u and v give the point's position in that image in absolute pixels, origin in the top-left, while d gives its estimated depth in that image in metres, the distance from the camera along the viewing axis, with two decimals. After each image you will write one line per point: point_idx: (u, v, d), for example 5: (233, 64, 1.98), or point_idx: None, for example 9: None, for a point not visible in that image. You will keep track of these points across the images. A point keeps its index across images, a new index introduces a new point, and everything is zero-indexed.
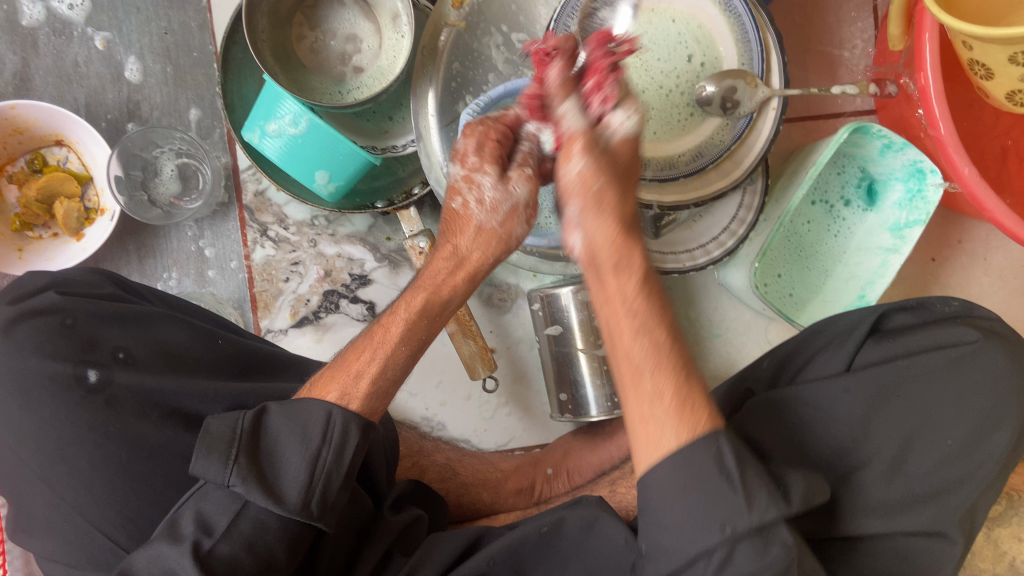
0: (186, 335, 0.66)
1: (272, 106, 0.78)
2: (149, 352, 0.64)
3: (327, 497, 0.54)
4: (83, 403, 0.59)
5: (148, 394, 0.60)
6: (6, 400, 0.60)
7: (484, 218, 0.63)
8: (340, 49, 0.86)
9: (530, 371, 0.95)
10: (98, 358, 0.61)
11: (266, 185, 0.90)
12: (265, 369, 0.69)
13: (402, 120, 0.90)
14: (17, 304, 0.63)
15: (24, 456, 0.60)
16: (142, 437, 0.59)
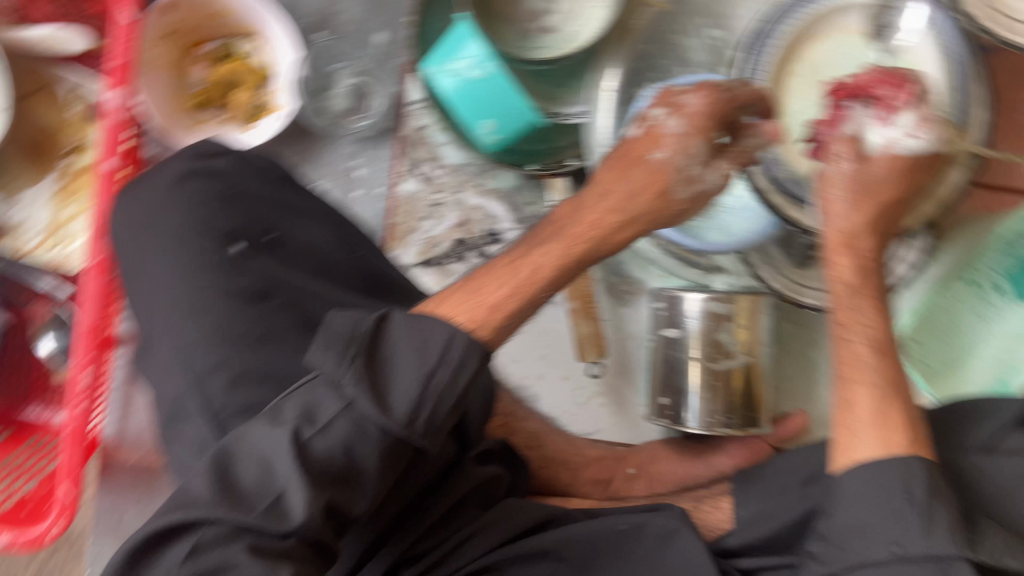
0: (330, 240, 0.67)
1: (457, 46, 0.80)
2: (291, 247, 0.65)
3: (432, 418, 0.50)
4: (216, 269, 0.61)
5: (276, 286, 0.61)
6: (154, 248, 0.62)
7: (677, 183, 0.62)
8: (535, 6, 0.85)
9: (634, 368, 0.93)
10: (248, 234, 0.63)
11: (428, 123, 0.92)
12: (391, 293, 0.70)
13: (577, 89, 0.88)
14: (199, 159, 0.65)
15: (154, 313, 0.61)
16: (259, 325, 0.59)
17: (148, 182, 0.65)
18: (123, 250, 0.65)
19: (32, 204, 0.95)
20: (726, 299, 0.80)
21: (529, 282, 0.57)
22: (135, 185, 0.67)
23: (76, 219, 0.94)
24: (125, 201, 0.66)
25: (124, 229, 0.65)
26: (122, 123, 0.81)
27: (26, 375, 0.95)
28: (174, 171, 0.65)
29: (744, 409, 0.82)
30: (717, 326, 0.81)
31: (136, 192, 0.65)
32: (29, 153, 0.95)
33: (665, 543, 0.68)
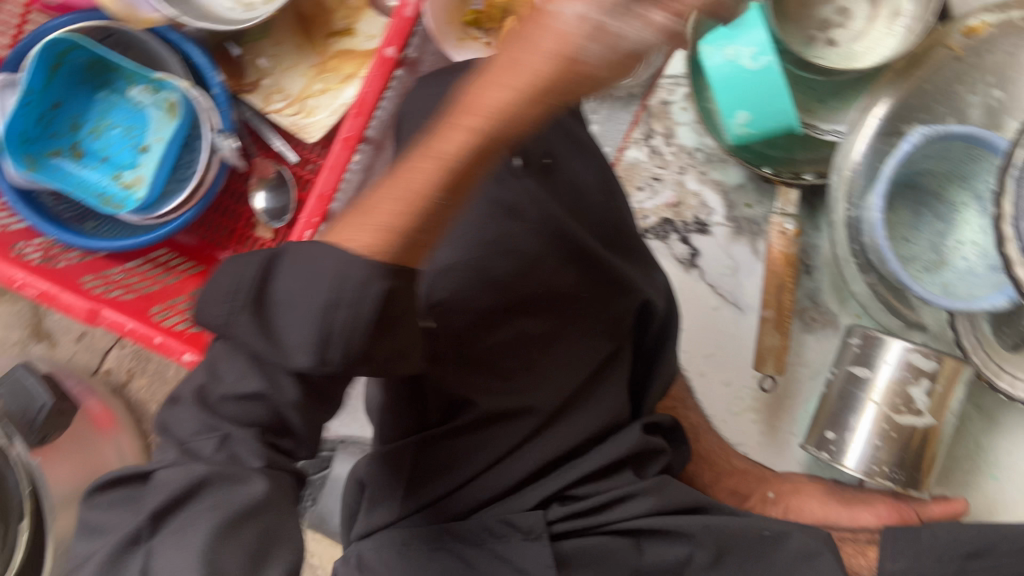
0: (594, 186, 0.68)
1: (742, 31, 0.80)
2: (564, 182, 0.65)
3: (342, 346, 0.40)
4: (497, 176, 0.60)
5: (536, 216, 0.61)
6: (440, 131, 0.63)
7: (659, 56, 0.33)
8: (826, 17, 0.87)
9: (798, 397, 0.92)
10: (536, 154, 0.63)
11: (675, 99, 0.93)
12: (626, 253, 0.70)
13: (835, 108, 0.88)
14: (514, 67, 0.67)
15: None
16: (502, 244, 0.59)
17: (456, 72, 0.67)
18: (407, 125, 0.66)
19: (287, 72, 1.01)
20: (931, 356, 0.79)
21: (529, 71, 0.32)
22: (440, 73, 0.69)
23: (322, 94, 1.00)
24: (426, 84, 0.68)
25: (416, 105, 0.66)
26: (406, 19, 0.85)
27: (234, 223, 1.03)
28: (487, 70, 0.66)
29: (912, 467, 0.81)
30: (913, 380, 0.80)
31: (441, 78, 0.67)
32: (298, 26, 1.02)
33: (806, 561, 0.65)
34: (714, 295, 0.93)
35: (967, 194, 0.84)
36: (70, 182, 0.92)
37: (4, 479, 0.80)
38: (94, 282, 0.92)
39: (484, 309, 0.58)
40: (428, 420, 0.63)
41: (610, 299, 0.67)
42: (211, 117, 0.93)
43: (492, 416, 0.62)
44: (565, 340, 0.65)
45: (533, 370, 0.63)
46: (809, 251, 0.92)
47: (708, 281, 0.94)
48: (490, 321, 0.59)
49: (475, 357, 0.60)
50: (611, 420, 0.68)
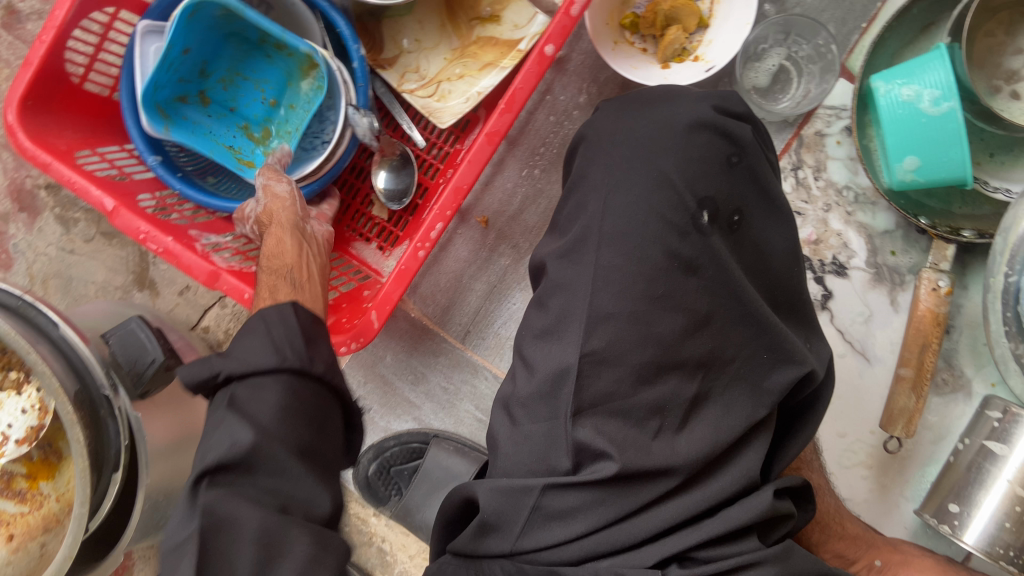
0: (781, 250, 0.64)
1: (923, 72, 0.76)
2: (750, 240, 0.62)
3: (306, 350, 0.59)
4: (681, 231, 0.59)
5: (719, 272, 0.59)
6: (631, 174, 0.60)
7: (292, 201, 0.85)
8: (1016, 67, 0.79)
9: (915, 457, 0.88)
10: (723, 211, 0.61)
11: (831, 131, 0.88)
12: (798, 320, 0.65)
13: (1002, 164, 0.83)
14: (718, 115, 0.63)
15: (597, 223, 0.60)
16: (676, 296, 0.58)
17: (657, 108, 0.64)
18: (593, 155, 0.64)
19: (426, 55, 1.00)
20: None
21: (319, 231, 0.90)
22: (633, 107, 0.65)
23: (456, 80, 0.98)
24: (616, 117, 0.65)
25: (607, 138, 0.64)
26: (572, 18, 0.79)
27: (354, 202, 1.03)
28: (692, 114, 0.62)
29: None
30: None
31: (636, 116, 0.64)
32: (444, 8, 1.00)
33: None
34: (841, 342, 0.89)
35: None
36: (204, 139, 0.90)
37: (103, 434, 0.67)
38: (211, 242, 0.90)
39: (642, 365, 0.57)
40: (558, 465, 0.59)
41: (771, 368, 0.61)
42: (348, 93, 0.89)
43: (626, 473, 0.57)
44: (716, 403, 0.60)
45: (678, 435, 0.59)
46: (951, 310, 0.87)
47: (837, 327, 0.89)
48: (647, 377, 0.58)
49: (626, 410, 0.58)
50: (744, 484, 0.63)
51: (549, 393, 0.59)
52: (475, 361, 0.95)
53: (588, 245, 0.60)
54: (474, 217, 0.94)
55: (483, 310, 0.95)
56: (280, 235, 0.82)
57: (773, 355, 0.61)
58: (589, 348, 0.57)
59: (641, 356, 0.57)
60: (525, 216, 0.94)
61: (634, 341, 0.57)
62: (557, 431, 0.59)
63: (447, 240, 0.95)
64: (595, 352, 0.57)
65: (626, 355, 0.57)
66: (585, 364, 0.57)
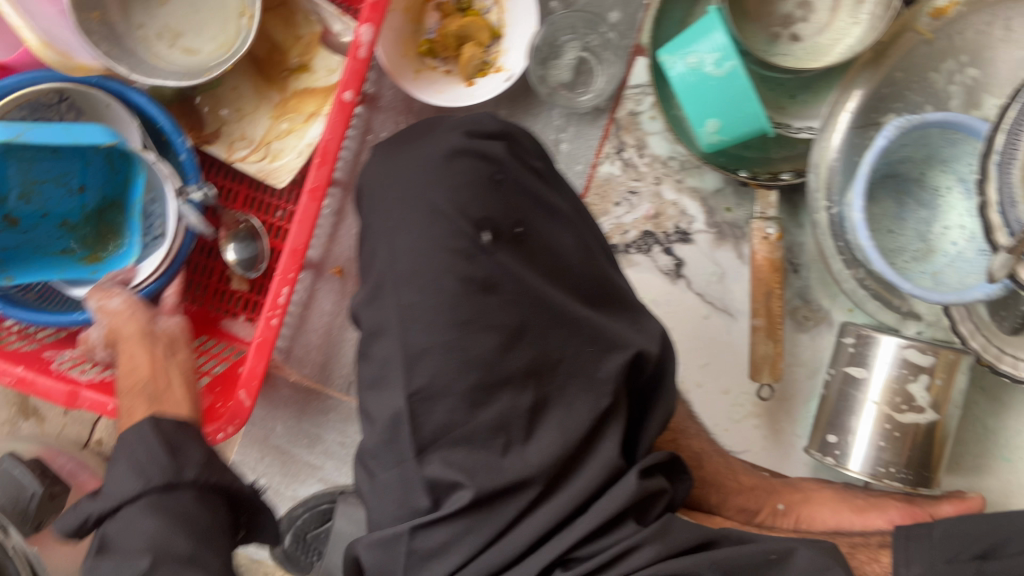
0: (574, 248, 0.66)
1: (701, 38, 0.78)
2: (539, 244, 0.65)
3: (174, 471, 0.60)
4: (467, 254, 0.61)
5: (515, 280, 0.61)
6: (406, 216, 0.63)
7: (139, 306, 0.79)
8: (788, 12, 0.82)
9: (797, 396, 0.91)
10: (502, 225, 0.63)
11: (642, 109, 0.90)
12: (616, 307, 0.67)
13: (804, 103, 0.86)
14: (470, 138, 0.65)
15: (396, 268, 0.62)
16: (484, 314, 0.59)
17: (419, 145, 0.66)
18: (373, 204, 0.66)
19: (246, 121, 0.98)
20: (927, 351, 0.78)
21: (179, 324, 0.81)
22: (397, 149, 0.67)
23: (284, 137, 0.97)
24: (384, 161, 0.67)
25: (381, 186, 0.66)
26: (362, 61, 0.79)
27: (208, 280, 1.00)
28: (448, 144, 0.64)
29: (920, 465, 0.79)
30: (912, 377, 0.78)
31: (400, 157, 0.66)
32: (254, 69, 0.98)
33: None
34: (703, 304, 0.91)
35: (952, 180, 0.81)
36: (44, 263, 0.80)
37: None
38: (67, 360, 0.85)
39: (469, 390, 0.58)
40: (418, 505, 0.59)
41: (601, 358, 0.63)
42: (174, 180, 0.82)
43: (482, 496, 0.58)
44: (559, 405, 0.62)
45: (527, 444, 0.60)
46: (794, 249, 0.90)
47: (696, 291, 0.91)
48: (478, 400, 0.59)
49: (469, 436, 0.59)
50: (609, 474, 0.64)
51: (391, 440, 0.60)
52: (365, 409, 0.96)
53: (390, 291, 0.61)
54: (330, 270, 0.93)
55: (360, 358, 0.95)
56: (135, 349, 0.75)
57: (594, 342, 0.63)
58: (415, 388, 0.59)
59: (466, 383, 0.58)
60: None
61: (455, 369, 0.58)
62: (408, 474, 0.60)
63: (307, 298, 0.94)
64: (420, 391, 0.59)
65: (451, 385, 0.58)
66: (415, 403, 0.59)
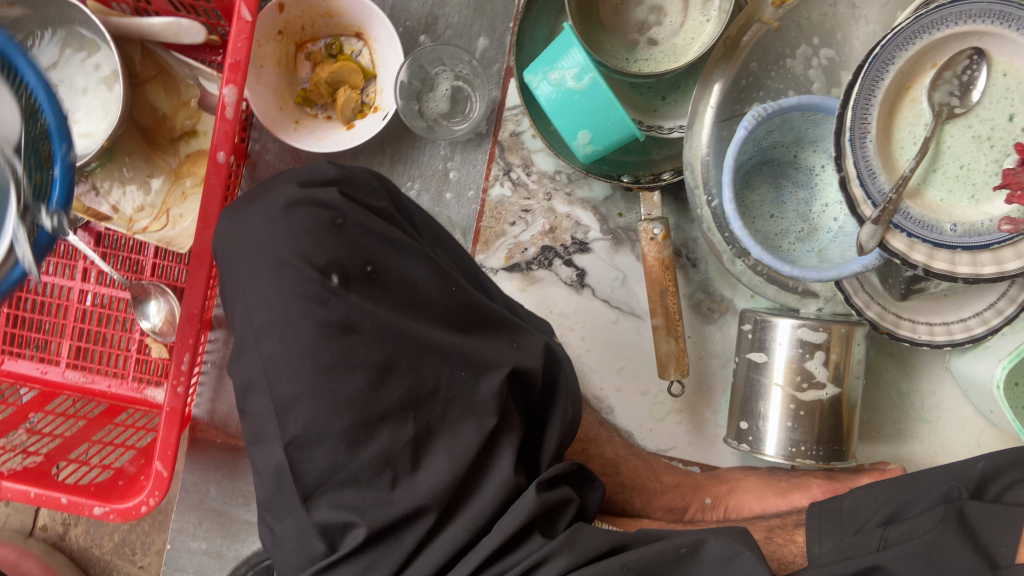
0: (431, 277, 0.65)
1: (559, 55, 0.81)
2: (394, 279, 0.63)
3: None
4: (320, 300, 0.59)
5: (372, 320, 0.60)
6: (255, 271, 0.62)
7: None
8: (643, 17, 0.84)
9: (714, 388, 0.92)
10: (351, 267, 0.62)
11: (523, 128, 0.92)
12: (488, 327, 0.67)
13: (675, 103, 0.88)
14: (305, 187, 0.63)
15: (255, 322, 0.61)
16: (348, 356, 0.59)
17: (259, 202, 0.65)
18: (227, 263, 0.65)
19: (140, 192, 0.98)
20: (817, 328, 0.79)
21: None
22: (242, 206, 0.67)
23: (183, 202, 0.99)
24: (229, 220, 0.66)
25: (231, 245, 0.65)
26: (230, 121, 0.81)
27: (123, 349, 1.03)
28: (285, 196, 0.63)
29: (830, 440, 0.80)
30: (808, 355, 0.79)
31: (242, 215, 0.65)
32: (142, 138, 0.98)
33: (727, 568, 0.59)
34: (611, 310, 0.93)
35: (823, 157, 0.83)
36: None
37: None
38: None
39: (345, 430, 0.59)
40: (315, 550, 0.60)
41: (477, 380, 0.63)
42: (19, 190, 0.56)
43: (375, 532, 0.59)
44: (442, 433, 0.62)
45: (415, 474, 0.61)
46: (688, 244, 0.91)
47: (601, 298, 0.93)
48: (357, 439, 0.59)
49: (355, 476, 0.60)
50: (506, 493, 0.63)
51: (279, 489, 0.60)
52: None
53: (253, 347, 0.61)
54: None
55: None
56: None
57: (466, 368, 0.63)
58: (290, 436, 0.59)
59: (341, 424, 0.59)
60: None
61: (328, 412, 0.59)
62: (300, 522, 0.60)
63: (223, 356, 0.96)
64: (295, 438, 0.59)
65: (327, 428, 0.59)
66: (293, 451, 0.59)
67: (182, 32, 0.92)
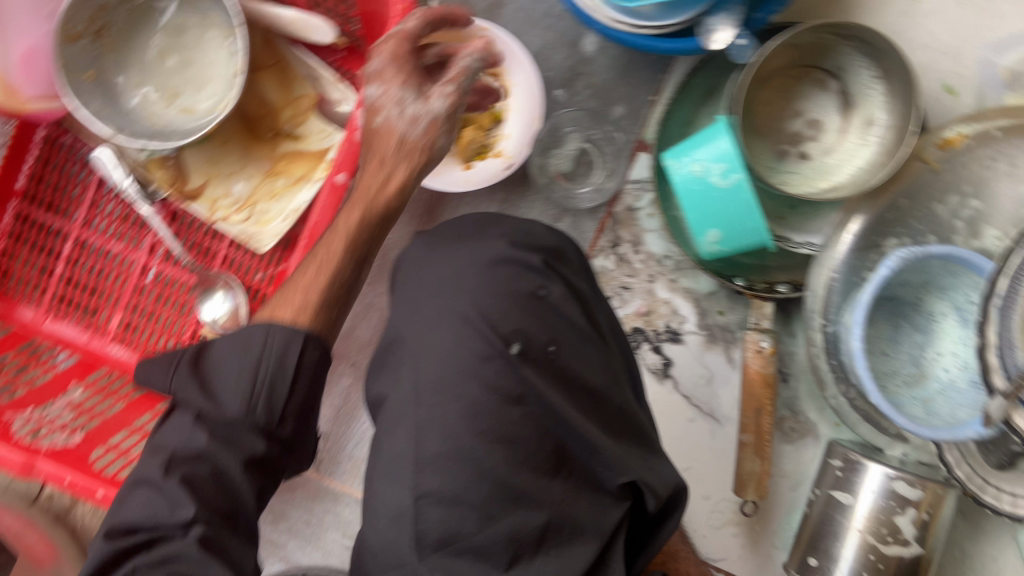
0: (599, 374, 0.64)
1: (710, 146, 0.77)
2: (569, 361, 0.63)
3: (271, 406, 0.60)
4: (497, 362, 0.60)
5: (541, 396, 0.60)
6: (440, 314, 0.62)
7: None
8: (797, 129, 0.82)
9: (778, 508, 0.89)
10: (535, 339, 0.62)
11: (641, 205, 0.88)
12: (633, 434, 0.66)
13: (805, 215, 0.85)
14: (516, 250, 0.65)
15: (420, 366, 0.61)
16: (510, 431, 0.59)
17: (462, 247, 0.66)
18: (402, 296, 0.66)
19: (229, 176, 0.93)
20: (914, 483, 0.77)
21: None
22: (443, 245, 0.67)
23: (268, 198, 0.93)
24: (430, 255, 0.67)
25: (416, 278, 0.66)
26: (358, 143, 0.77)
27: (174, 334, 0.98)
28: (493, 252, 0.65)
29: None
30: (898, 508, 0.77)
31: (448, 255, 0.66)
32: (243, 127, 0.94)
33: None
34: (689, 407, 0.89)
35: (945, 306, 0.81)
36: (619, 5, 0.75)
37: None
38: (21, 425, 0.85)
39: (482, 501, 0.57)
40: None
41: (612, 479, 0.62)
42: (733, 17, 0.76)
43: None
44: (568, 528, 0.59)
45: (535, 555, 0.57)
46: (785, 358, 0.88)
47: (682, 393, 0.89)
48: (491, 511, 0.57)
49: (479, 546, 0.56)
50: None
51: (390, 542, 0.57)
52: (334, 489, 0.92)
53: (412, 392, 0.61)
54: None
55: (334, 435, 0.92)
56: None
57: (608, 472, 0.62)
58: (424, 489, 0.57)
59: (479, 493, 0.57)
60: (359, 333, 0.91)
61: (468, 477, 0.57)
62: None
63: None
64: (428, 493, 0.57)
65: (464, 493, 0.57)
66: (421, 504, 0.57)
67: (312, 29, 0.87)
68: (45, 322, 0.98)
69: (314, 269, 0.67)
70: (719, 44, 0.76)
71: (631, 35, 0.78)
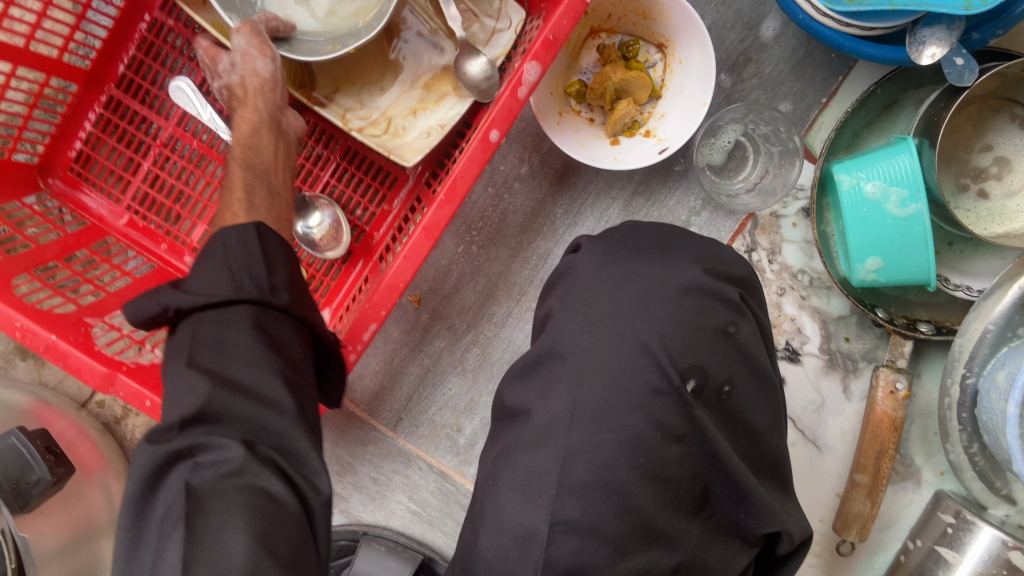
0: (763, 417, 0.58)
1: (891, 169, 0.71)
2: (741, 407, 0.57)
3: (257, 280, 0.55)
4: (665, 402, 0.53)
5: (704, 441, 0.54)
6: (609, 338, 0.55)
7: None
8: (982, 164, 0.76)
9: (865, 546, 0.86)
10: (712, 381, 0.55)
11: (787, 212, 0.83)
12: (776, 482, 0.60)
13: (961, 254, 0.80)
14: (710, 278, 0.57)
15: (578, 384, 0.54)
16: (661, 475, 0.53)
17: (647, 262, 0.58)
18: (568, 299, 0.59)
19: (365, 89, 0.80)
20: None
21: None
22: (621, 258, 0.60)
23: (407, 115, 0.80)
24: (606, 265, 0.59)
25: (584, 283, 0.58)
26: (520, 100, 0.65)
27: None
28: (683, 276, 0.57)
29: None
30: None
31: (631, 269, 0.58)
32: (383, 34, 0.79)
33: None
34: (794, 430, 0.85)
35: None
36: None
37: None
38: (103, 332, 0.71)
39: (621, 537, 0.51)
40: None
41: (754, 527, 0.56)
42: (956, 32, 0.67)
43: None
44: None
45: None
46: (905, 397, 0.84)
47: (789, 414, 0.85)
48: (627, 547, 0.51)
49: None
50: None
51: (513, 558, 0.51)
52: (408, 451, 0.87)
53: (563, 404, 0.54)
54: (406, 295, 0.85)
55: (417, 396, 0.87)
56: None
57: (755, 524, 0.56)
58: (561, 516, 0.51)
59: (618, 528, 0.51)
60: (461, 295, 0.85)
61: (609, 511, 0.51)
62: None
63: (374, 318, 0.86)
64: (567, 521, 0.51)
65: (604, 526, 0.51)
66: (555, 532, 0.51)
67: None
68: (121, 220, 0.86)
69: (243, 192, 0.65)
70: (928, 60, 0.67)
71: (835, 32, 0.71)
